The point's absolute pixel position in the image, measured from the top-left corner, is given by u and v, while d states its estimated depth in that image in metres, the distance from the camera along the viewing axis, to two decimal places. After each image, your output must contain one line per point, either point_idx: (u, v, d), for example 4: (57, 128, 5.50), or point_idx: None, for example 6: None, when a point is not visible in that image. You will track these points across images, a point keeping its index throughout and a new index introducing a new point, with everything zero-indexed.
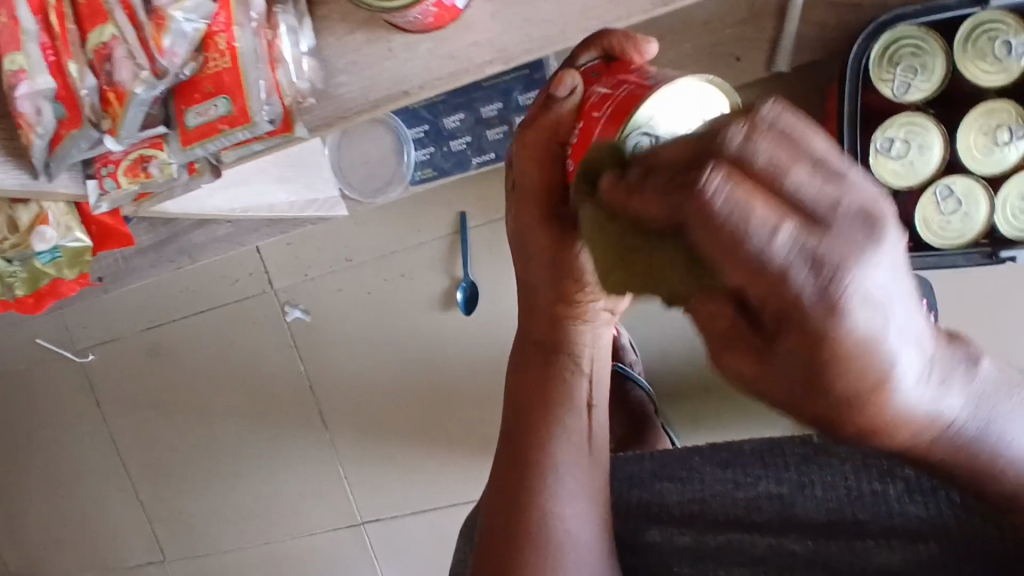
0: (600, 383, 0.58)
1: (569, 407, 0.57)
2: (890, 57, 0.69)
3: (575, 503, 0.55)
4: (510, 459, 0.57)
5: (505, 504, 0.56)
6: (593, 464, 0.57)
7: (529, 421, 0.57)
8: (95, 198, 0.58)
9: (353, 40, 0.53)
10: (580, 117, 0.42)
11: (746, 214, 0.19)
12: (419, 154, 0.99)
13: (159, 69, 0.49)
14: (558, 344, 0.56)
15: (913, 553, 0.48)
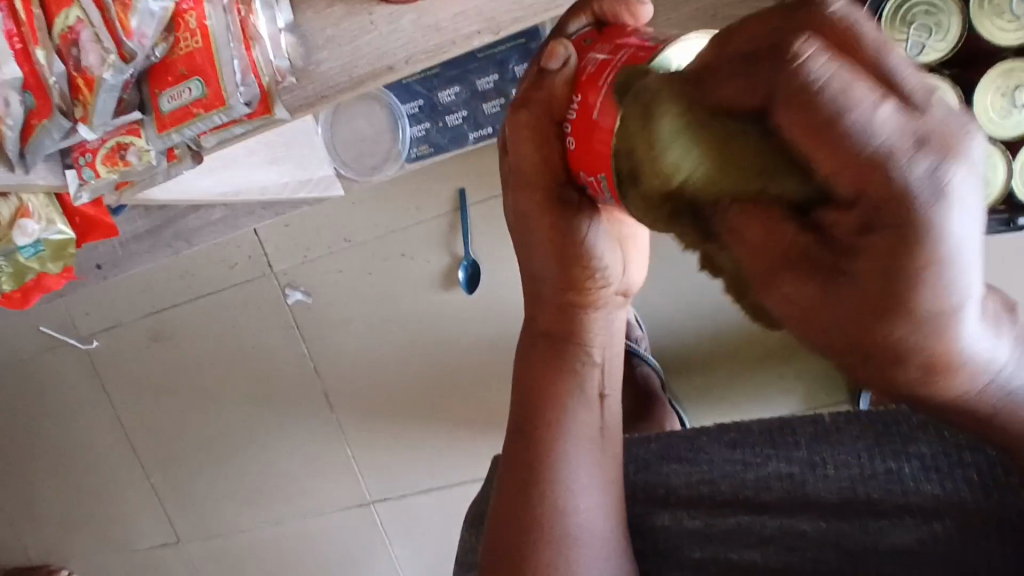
0: (612, 370, 0.56)
1: (581, 398, 0.55)
2: (903, 16, 0.67)
3: (591, 495, 0.55)
4: (517, 454, 0.55)
5: (512, 498, 0.54)
6: (604, 455, 0.56)
7: (533, 419, 0.54)
8: (75, 188, 0.56)
9: (332, 13, 0.50)
10: (575, 90, 0.39)
11: (846, 90, 0.21)
12: (415, 130, 0.96)
13: (126, 52, 0.48)
14: (564, 335, 0.54)
15: (928, 532, 0.48)
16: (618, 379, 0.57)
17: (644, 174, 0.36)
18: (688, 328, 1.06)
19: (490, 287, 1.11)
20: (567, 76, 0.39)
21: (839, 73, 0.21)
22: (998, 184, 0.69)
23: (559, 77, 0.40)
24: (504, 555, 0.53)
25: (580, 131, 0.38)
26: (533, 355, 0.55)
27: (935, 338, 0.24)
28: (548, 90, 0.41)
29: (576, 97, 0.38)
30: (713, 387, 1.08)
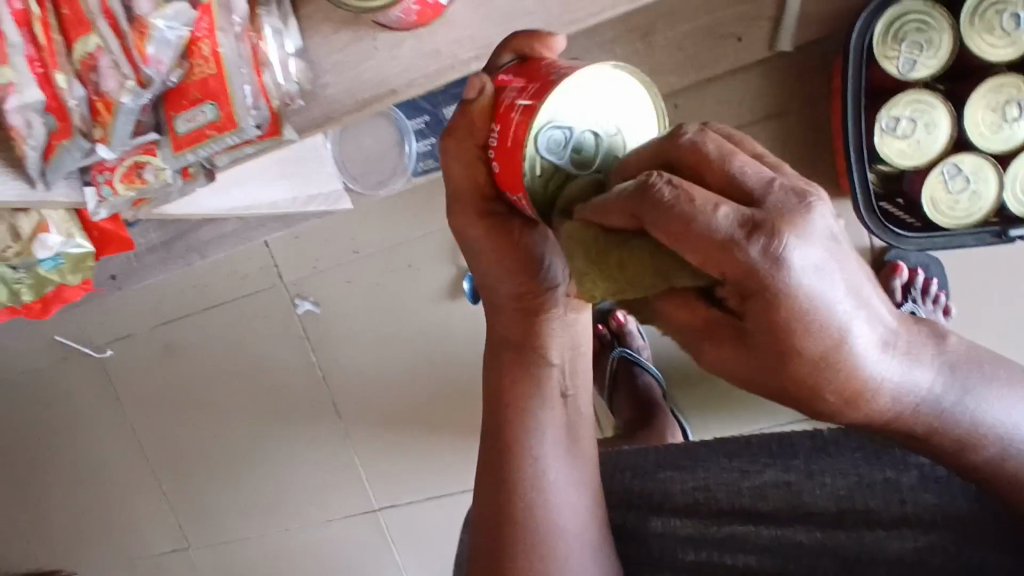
0: (575, 372, 0.55)
1: (541, 402, 0.55)
2: (895, 34, 0.73)
3: (565, 492, 0.55)
4: (490, 456, 0.56)
5: (490, 495, 0.56)
6: (581, 456, 0.57)
7: (500, 421, 0.55)
8: (95, 205, 0.59)
9: (338, 39, 0.53)
10: (495, 120, 0.41)
11: (689, 197, 0.29)
12: (420, 146, 1.00)
13: (144, 78, 0.50)
14: (521, 340, 0.54)
15: (924, 542, 0.50)
16: (586, 380, 0.57)
17: (554, 191, 0.40)
18: None
19: (494, 298, 1.13)
20: (484, 107, 0.42)
21: (683, 195, 0.29)
22: (987, 195, 0.75)
23: (475, 105, 0.42)
24: (489, 552, 0.55)
25: (506, 159, 0.41)
26: (498, 359, 0.55)
27: (840, 367, 0.32)
28: (468, 121, 0.43)
29: (496, 127, 0.41)
30: (713, 397, 1.09)
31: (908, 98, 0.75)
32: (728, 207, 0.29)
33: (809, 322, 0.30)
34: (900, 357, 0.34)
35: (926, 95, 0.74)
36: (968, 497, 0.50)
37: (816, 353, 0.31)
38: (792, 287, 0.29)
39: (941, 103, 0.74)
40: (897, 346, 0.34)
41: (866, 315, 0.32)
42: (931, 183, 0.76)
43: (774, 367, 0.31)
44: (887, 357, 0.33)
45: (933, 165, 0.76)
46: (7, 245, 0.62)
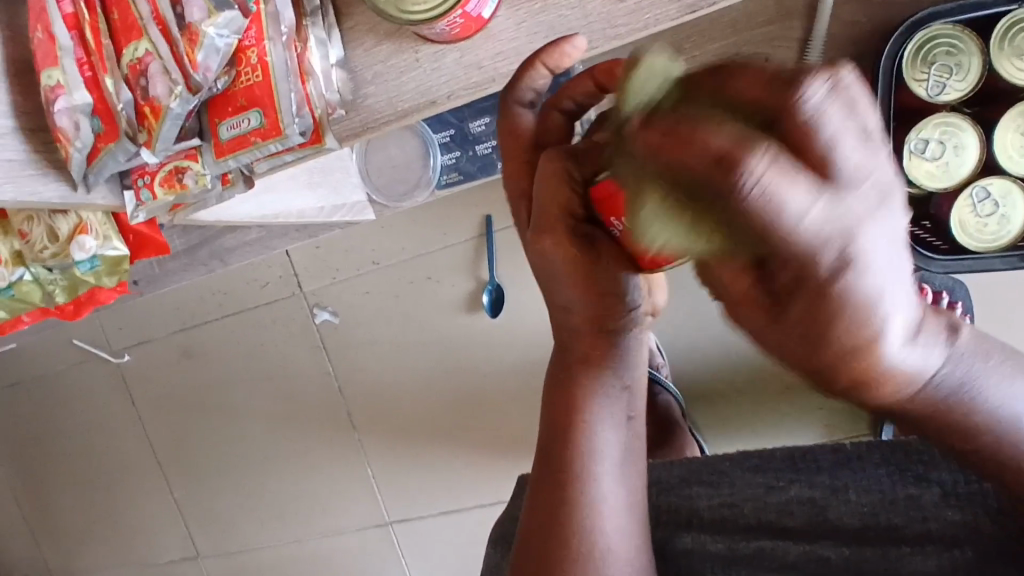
0: (636, 394, 0.56)
1: (610, 422, 0.55)
2: (924, 58, 0.73)
3: (620, 515, 0.55)
4: (541, 462, 0.56)
5: (542, 504, 0.55)
6: (632, 475, 0.56)
7: (566, 440, 0.54)
8: (132, 208, 0.59)
9: (381, 51, 0.53)
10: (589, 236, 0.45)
11: None
12: (445, 158, 1.00)
13: (193, 85, 0.50)
14: (594, 361, 0.53)
15: (948, 560, 0.48)
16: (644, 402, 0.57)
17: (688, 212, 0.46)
18: (709, 357, 1.07)
19: (513, 311, 1.13)
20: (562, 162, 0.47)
21: None
22: (1014, 220, 0.74)
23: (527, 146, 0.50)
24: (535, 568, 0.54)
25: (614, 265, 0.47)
26: (565, 384, 0.54)
27: None
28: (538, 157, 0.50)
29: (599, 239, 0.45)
30: (732, 416, 1.08)
31: (937, 121, 0.74)
32: None
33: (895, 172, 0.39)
34: None
35: (955, 117, 0.73)
36: (987, 510, 0.49)
37: None
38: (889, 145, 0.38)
39: (969, 126, 0.73)
40: None
41: None
42: (958, 206, 0.76)
43: None
44: None
45: (963, 187, 0.75)
46: (46, 245, 0.64)
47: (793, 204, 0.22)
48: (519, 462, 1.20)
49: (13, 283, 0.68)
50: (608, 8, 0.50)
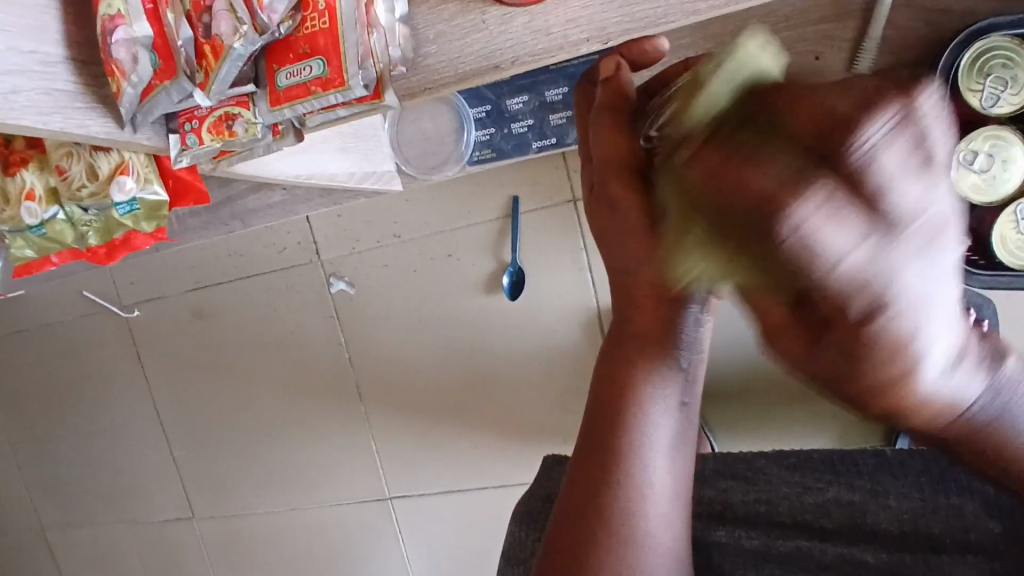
0: (690, 381, 0.54)
1: (658, 412, 0.53)
2: (980, 68, 0.71)
3: (662, 506, 0.54)
4: (584, 444, 0.55)
5: (586, 485, 0.54)
6: (679, 464, 0.55)
7: (613, 423, 0.53)
8: (176, 152, 0.57)
9: (446, 9, 0.52)
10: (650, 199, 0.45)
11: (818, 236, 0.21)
12: (479, 135, 0.99)
13: (259, 25, 0.49)
14: (648, 336, 0.50)
15: (987, 570, 0.47)
16: (697, 390, 0.55)
17: None
18: (729, 357, 1.05)
19: (534, 296, 1.12)
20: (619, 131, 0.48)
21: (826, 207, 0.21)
22: None
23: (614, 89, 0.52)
24: (574, 554, 0.54)
25: None
26: (615, 360, 0.53)
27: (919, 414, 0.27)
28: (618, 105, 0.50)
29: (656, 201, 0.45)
30: (746, 418, 1.08)
31: (988, 133, 0.72)
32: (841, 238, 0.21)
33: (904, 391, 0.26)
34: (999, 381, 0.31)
35: (1006, 130, 0.72)
36: None
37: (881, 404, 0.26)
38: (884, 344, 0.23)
39: (1018, 141, 0.72)
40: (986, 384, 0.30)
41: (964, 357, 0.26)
42: (1002, 221, 0.74)
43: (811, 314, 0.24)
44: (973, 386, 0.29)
45: (1007, 203, 0.74)
46: (85, 184, 0.62)
47: (836, 243, 0.21)
48: (526, 448, 1.20)
49: (46, 221, 0.67)
50: None
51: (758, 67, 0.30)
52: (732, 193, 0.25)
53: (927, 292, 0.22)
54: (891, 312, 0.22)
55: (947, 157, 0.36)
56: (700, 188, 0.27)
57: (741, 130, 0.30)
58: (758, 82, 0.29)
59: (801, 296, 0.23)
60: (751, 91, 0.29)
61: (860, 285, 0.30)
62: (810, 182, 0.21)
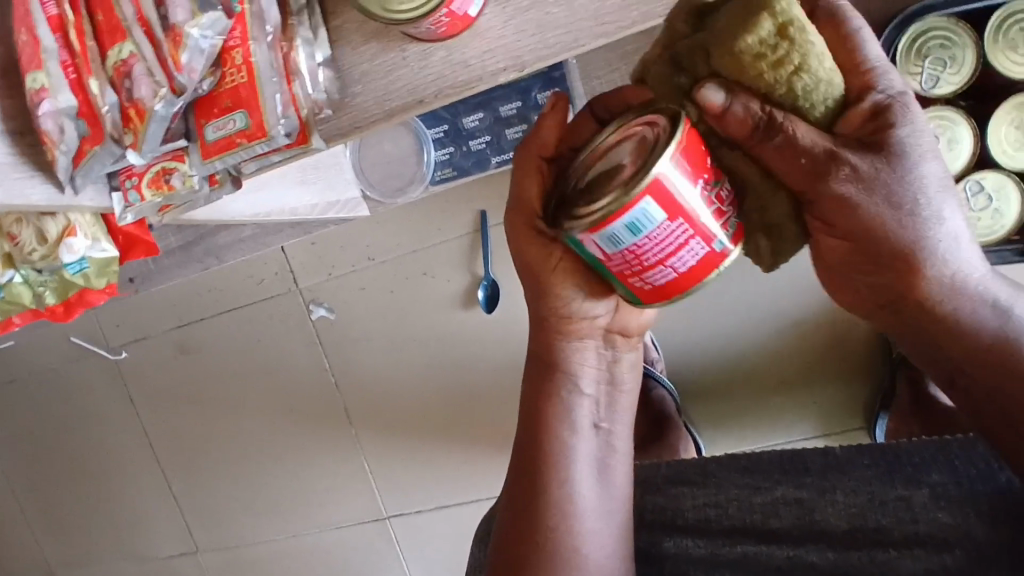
0: (602, 406, 0.61)
1: (571, 428, 0.59)
2: (918, 51, 0.74)
3: (597, 519, 0.59)
4: (517, 463, 0.60)
5: (519, 501, 0.59)
6: (608, 479, 0.60)
7: (535, 438, 0.59)
8: (120, 210, 0.59)
9: (368, 50, 0.53)
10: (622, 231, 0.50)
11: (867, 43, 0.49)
12: (439, 154, 0.99)
13: (176, 85, 0.51)
14: (555, 362, 0.59)
15: (937, 561, 0.54)
16: (617, 413, 0.62)
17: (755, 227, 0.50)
18: (706, 351, 1.07)
19: (509, 307, 1.13)
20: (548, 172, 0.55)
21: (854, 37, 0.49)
22: (1008, 214, 0.77)
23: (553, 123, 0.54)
24: (512, 565, 0.58)
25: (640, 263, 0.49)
26: (535, 386, 0.60)
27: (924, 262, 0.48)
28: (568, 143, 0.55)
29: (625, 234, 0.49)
30: (728, 410, 1.09)
31: (931, 115, 0.75)
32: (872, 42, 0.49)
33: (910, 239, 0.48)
34: (969, 258, 0.49)
35: (949, 111, 0.75)
36: (978, 515, 0.55)
37: (880, 149, 0.47)
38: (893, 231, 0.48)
39: (963, 120, 0.75)
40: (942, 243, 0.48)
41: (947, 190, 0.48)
42: (954, 200, 0.78)
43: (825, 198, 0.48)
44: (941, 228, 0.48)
45: (956, 181, 0.77)
46: (36, 248, 0.66)
47: (868, 44, 0.49)
48: None
49: (4, 285, 0.69)
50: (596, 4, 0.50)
51: (822, 60, 0.45)
52: (838, 112, 0.48)
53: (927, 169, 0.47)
54: (892, 100, 0.48)
55: (862, 106, 0.48)
56: (772, 139, 0.47)
57: (790, 50, 0.44)
58: (815, 57, 0.45)
59: (841, 119, 0.48)
60: (796, 30, 0.44)
61: (843, 159, 0.46)
62: (838, 15, 0.49)
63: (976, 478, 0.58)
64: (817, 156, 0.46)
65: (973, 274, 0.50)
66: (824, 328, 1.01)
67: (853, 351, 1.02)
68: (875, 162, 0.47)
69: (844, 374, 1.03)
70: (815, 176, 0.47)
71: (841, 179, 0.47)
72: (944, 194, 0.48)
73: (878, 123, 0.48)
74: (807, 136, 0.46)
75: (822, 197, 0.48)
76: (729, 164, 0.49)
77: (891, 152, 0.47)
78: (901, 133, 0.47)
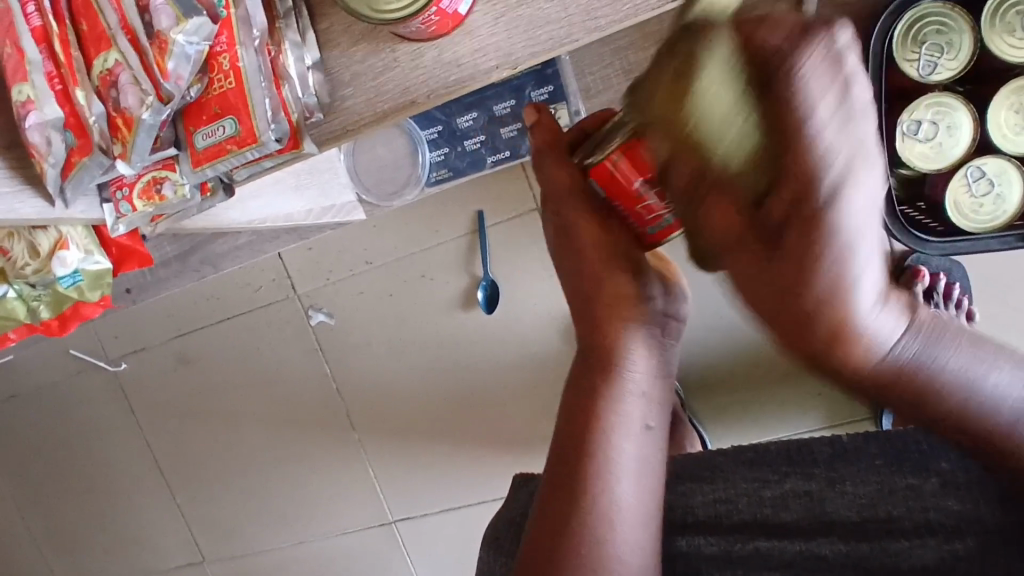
0: (651, 404, 0.61)
1: (621, 426, 0.60)
2: (914, 37, 0.73)
3: (636, 523, 0.58)
4: (562, 454, 0.60)
5: (561, 493, 0.59)
6: (650, 478, 0.60)
7: (584, 432, 0.60)
8: (112, 220, 0.59)
9: (357, 52, 0.52)
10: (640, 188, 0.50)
11: (811, 77, 0.36)
12: (434, 155, 0.98)
13: (164, 93, 0.50)
14: (609, 354, 0.61)
15: (949, 551, 0.53)
16: (662, 413, 0.62)
17: None
18: (708, 346, 1.06)
19: (510, 307, 1.13)
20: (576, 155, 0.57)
21: (808, 66, 0.35)
22: (1010, 199, 0.76)
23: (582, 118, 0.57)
24: (544, 560, 0.57)
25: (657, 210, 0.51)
26: (587, 377, 0.61)
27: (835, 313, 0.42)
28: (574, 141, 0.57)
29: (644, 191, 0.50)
30: (732, 405, 1.08)
31: (929, 101, 0.75)
32: (822, 75, 0.36)
33: (823, 291, 0.41)
34: (886, 323, 0.45)
35: (947, 96, 0.74)
36: (989, 502, 0.54)
37: (791, 240, 0.39)
38: (818, 287, 0.40)
39: (961, 106, 0.74)
40: (881, 310, 0.44)
41: (876, 264, 0.41)
42: (954, 186, 0.77)
43: (760, 260, 0.41)
44: (871, 314, 0.43)
45: (956, 166, 0.76)
46: (29, 262, 0.66)
47: (818, 84, 0.36)
48: (521, 456, 1.20)
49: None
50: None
51: (738, 123, 0.36)
52: (760, 188, 0.38)
53: (858, 230, 0.39)
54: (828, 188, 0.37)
55: (787, 190, 0.37)
56: (704, 202, 0.40)
57: (686, 113, 0.37)
58: (712, 123, 0.36)
59: (766, 195, 0.38)
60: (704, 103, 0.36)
61: (757, 227, 0.40)
62: (815, 37, 0.36)
63: None
64: (752, 210, 0.39)
65: (887, 341, 0.45)
66: None
67: None
68: (794, 230, 0.39)
69: None
70: (733, 240, 0.40)
71: (779, 227, 0.39)
72: (867, 261, 0.41)
73: (797, 218, 0.38)
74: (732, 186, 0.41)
75: (724, 258, 0.42)
76: None
77: (805, 246, 0.39)
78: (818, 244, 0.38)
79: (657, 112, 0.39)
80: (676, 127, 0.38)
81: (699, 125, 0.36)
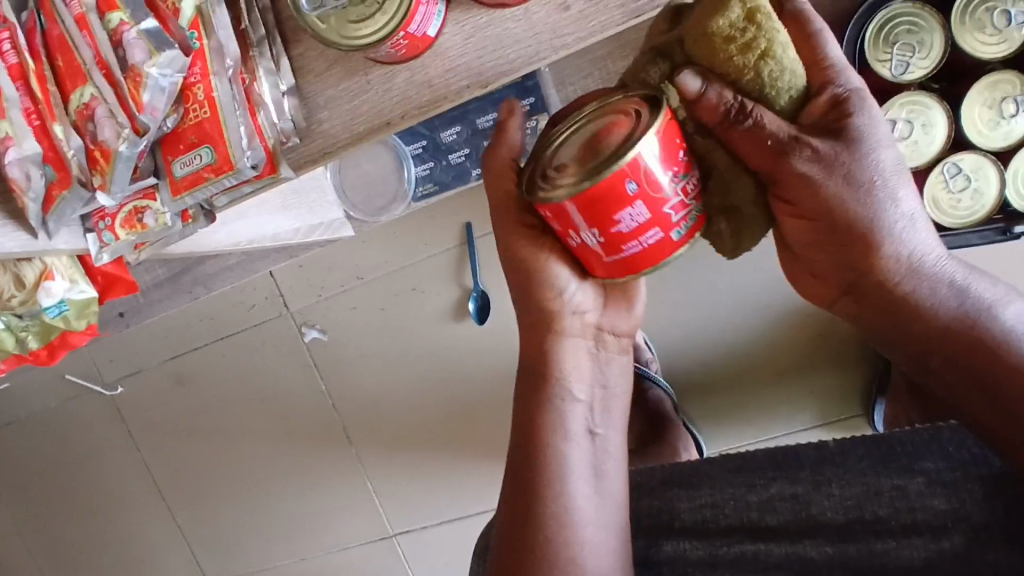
0: (594, 411, 0.63)
1: (563, 435, 0.60)
2: (886, 38, 0.74)
3: (600, 530, 0.60)
4: (512, 475, 0.61)
5: (516, 510, 0.59)
6: (606, 490, 0.62)
7: (529, 450, 0.60)
8: (96, 250, 0.59)
9: (332, 76, 0.53)
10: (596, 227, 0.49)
11: None
12: (419, 170, 0.99)
13: (139, 125, 0.51)
14: (547, 367, 0.61)
15: (936, 549, 0.56)
16: (613, 420, 0.64)
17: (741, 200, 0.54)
18: (699, 348, 1.06)
19: (501, 317, 1.13)
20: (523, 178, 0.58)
21: None
22: (989, 195, 0.76)
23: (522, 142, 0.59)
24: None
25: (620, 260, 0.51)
26: (530, 391, 0.61)
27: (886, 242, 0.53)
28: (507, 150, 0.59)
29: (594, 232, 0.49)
30: (726, 406, 1.08)
31: (904, 100, 0.75)
32: None
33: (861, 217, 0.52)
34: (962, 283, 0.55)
35: (921, 95, 0.75)
36: (973, 499, 0.57)
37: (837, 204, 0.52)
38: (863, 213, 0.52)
39: (936, 103, 0.75)
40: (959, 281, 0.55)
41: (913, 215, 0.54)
42: (932, 182, 0.77)
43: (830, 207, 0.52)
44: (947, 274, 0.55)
45: (932, 164, 0.77)
46: (15, 293, 0.67)
47: None
48: None
49: None
50: (553, 18, 0.50)
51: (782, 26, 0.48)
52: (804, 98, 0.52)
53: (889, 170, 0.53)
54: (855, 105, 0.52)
55: (823, 97, 0.52)
56: (746, 122, 0.50)
57: (757, 35, 0.47)
58: (767, 16, 0.47)
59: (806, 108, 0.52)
60: (763, 14, 0.47)
61: (805, 142, 0.50)
62: None
63: (969, 462, 0.59)
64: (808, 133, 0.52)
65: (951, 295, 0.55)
66: (816, 317, 1.01)
67: (847, 338, 1.02)
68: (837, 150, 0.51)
69: (839, 362, 1.03)
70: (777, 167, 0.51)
71: (803, 158, 0.51)
72: (893, 178, 0.53)
73: (840, 112, 0.52)
74: (773, 123, 0.50)
75: (785, 175, 0.51)
76: (702, 148, 0.52)
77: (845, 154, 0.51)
78: (859, 122, 0.52)
79: (683, 70, 0.50)
80: (733, 69, 0.49)
81: (745, 51, 0.48)
